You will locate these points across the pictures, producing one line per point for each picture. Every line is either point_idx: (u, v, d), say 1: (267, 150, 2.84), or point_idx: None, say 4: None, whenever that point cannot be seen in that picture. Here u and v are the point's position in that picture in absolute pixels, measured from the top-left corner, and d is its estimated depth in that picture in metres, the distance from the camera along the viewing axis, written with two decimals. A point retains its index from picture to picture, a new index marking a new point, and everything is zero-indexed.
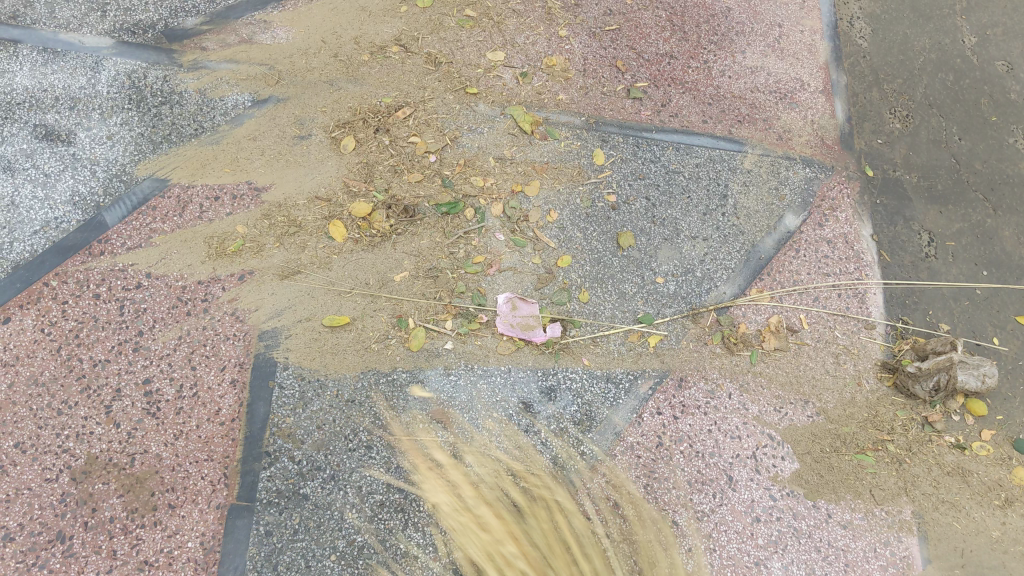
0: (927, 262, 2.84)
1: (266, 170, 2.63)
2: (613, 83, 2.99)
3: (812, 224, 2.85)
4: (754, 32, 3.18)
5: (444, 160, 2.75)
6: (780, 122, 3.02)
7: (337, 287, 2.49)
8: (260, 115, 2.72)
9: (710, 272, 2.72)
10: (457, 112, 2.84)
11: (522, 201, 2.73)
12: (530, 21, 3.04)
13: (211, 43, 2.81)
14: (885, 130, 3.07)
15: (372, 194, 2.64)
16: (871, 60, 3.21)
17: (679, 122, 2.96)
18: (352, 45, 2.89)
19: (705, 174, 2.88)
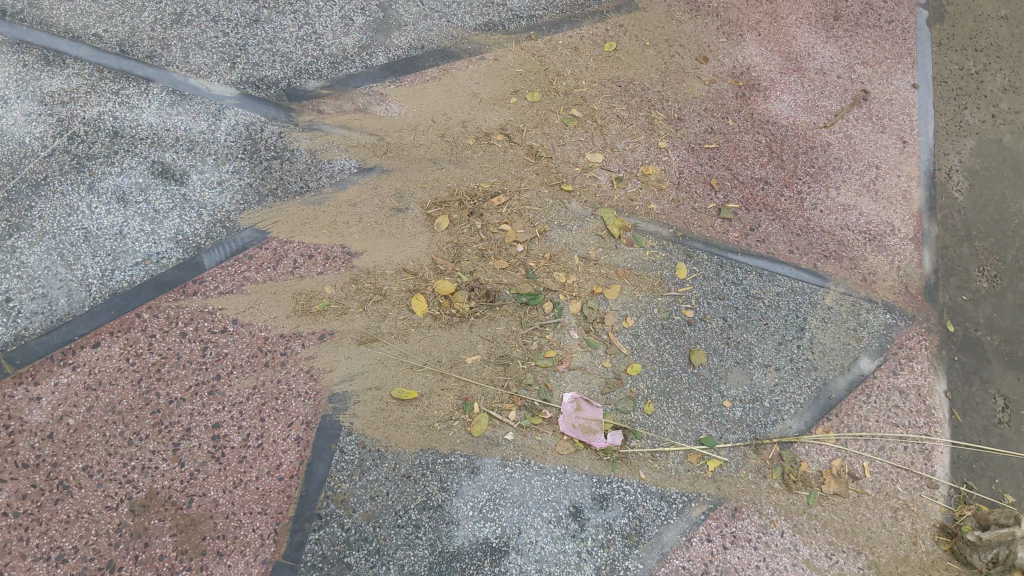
0: (999, 428, 2.82)
1: (363, 237, 2.72)
2: (706, 200, 3.03)
3: (886, 371, 2.84)
4: (850, 170, 3.20)
5: (530, 252, 2.81)
6: (865, 262, 3.03)
7: (410, 363, 2.54)
8: (363, 182, 2.83)
9: (778, 403, 2.71)
10: (544, 207, 2.91)
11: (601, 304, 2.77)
12: (632, 128, 3.13)
13: (327, 107, 2.94)
14: (971, 286, 3.07)
15: (457, 274, 2.70)
16: (964, 214, 3.22)
17: (765, 248, 2.98)
18: (459, 128, 3.00)
19: (785, 304, 2.89)
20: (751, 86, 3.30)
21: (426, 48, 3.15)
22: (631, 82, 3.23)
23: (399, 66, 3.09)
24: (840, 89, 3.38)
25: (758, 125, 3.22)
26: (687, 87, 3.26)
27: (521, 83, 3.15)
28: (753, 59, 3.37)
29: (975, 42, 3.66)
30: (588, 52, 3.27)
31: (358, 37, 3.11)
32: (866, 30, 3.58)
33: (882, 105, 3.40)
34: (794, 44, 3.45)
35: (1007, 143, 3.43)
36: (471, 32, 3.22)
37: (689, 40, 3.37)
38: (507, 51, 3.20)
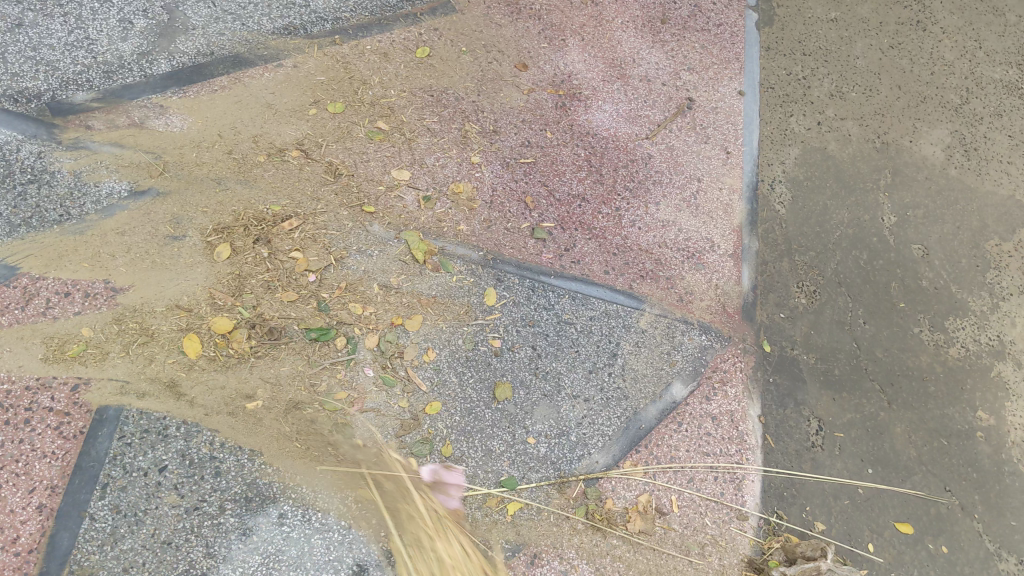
0: (812, 452, 2.80)
1: (129, 270, 2.47)
2: (519, 220, 2.89)
3: (698, 396, 2.77)
4: (671, 184, 3.12)
5: (324, 281, 2.60)
6: (683, 282, 2.95)
7: (180, 412, 2.34)
8: (134, 207, 2.56)
9: (585, 437, 2.61)
10: (338, 234, 2.69)
11: (402, 337, 2.59)
12: (443, 142, 2.93)
13: (97, 122, 2.66)
14: (790, 304, 3.03)
15: (237, 309, 2.49)
16: (786, 227, 3.17)
17: (579, 269, 2.87)
18: (249, 144, 2.75)
19: (597, 329, 2.79)
20: (572, 95, 3.17)
21: (216, 54, 2.87)
22: (444, 91, 3.03)
23: (184, 75, 2.80)
24: (664, 97, 3.28)
25: (578, 137, 3.10)
26: (504, 97, 3.08)
27: (322, 93, 2.90)
28: (576, 65, 3.24)
29: (804, 46, 3.60)
30: (399, 59, 3.04)
31: (137, 43, 2.81)
32: (694, 34, 3.48)
33: (707, 114, 3.31)
34: (619, 49, 3.33)
35: (832, 151, 3.39)
36: (268, 37, 2.96)
37: (509, 46, 3.20)
38: (308, 58, 2.95)
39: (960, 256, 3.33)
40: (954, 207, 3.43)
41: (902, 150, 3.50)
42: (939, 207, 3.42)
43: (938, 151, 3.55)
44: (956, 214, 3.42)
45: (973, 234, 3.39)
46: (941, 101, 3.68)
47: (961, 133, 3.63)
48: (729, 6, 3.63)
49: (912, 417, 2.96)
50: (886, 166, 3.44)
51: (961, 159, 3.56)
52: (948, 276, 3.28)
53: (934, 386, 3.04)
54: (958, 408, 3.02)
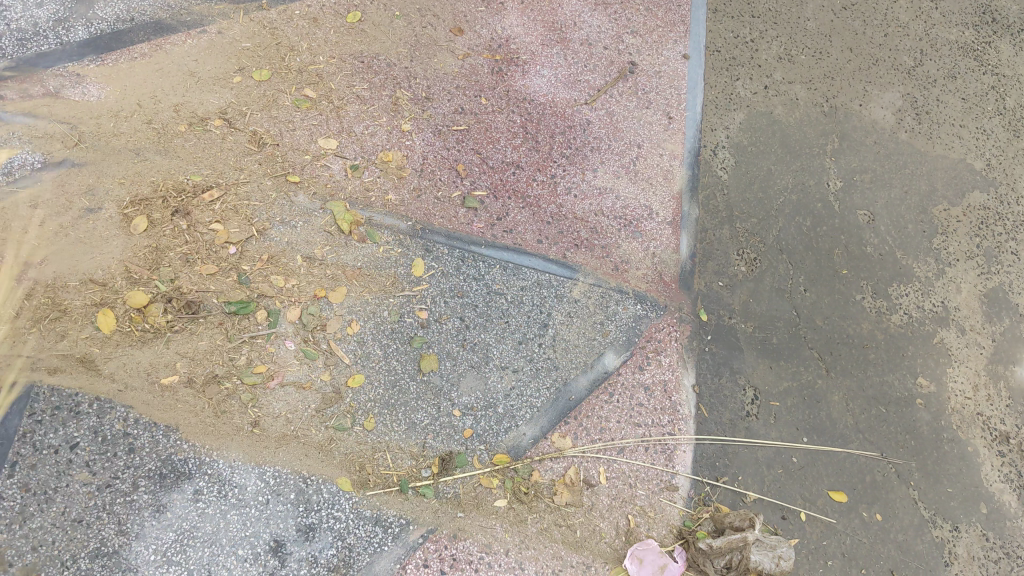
0: (746, 422, 2.77)
1: (42, 243, 2.43)
2: (450, 189, 2.83)
3: (630, 366, 2.74)
4: (609, 150, 3.06)
5: (245, 254, 2.56)
6: (618, 250, 2.91)
7: (93, 389, 2.32)
8: (48, 180, 2.50)
9: (513, 408, 2.58)
10: (258, 206, 2.63)
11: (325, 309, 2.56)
12: (373, 109, 2.87)
13: (10, 92, 2.59)
14: (728, 271, 2.98)
15: (154, 283, 2.44)
16: (727, 193, 3.12)
17: (511, 239, 2.82)
18: (170, 112, 2.68)
19: (528, 299, 2.75)
20: (509, 60, 3.10)
21: (136, 21, 2.79)
22: (375, 57, 2.96)
23: (102, 42, 2.72)
24: (605, 61, 3.21)
25: (513, 103, 3.03)
26: (437, 63, 3.02)
27: (248, 59, 2.82)
28: (514, 29, 3.16)
29: (753, 8, 3.52)
30: (328, 24, 2.96)
31: (52, 9, 2.72)
32: None
33: (649, 78, 3.24)
34: (560, 12, 3.25)
35: (777, 116, 3.33)
36: (192, 2, 2.87)
37: (445, 9, 3.11)
38: (233, 23, 2.87)
39: (906, 222, 3.29)
40: (901, 172, 3.39)
41: (851, 113, 3.45)
42: (887, 172, 3.37)
43: (889, 114, 3.50)
44: (904, 178, 3.38)
45: (921, 199, 3.35)
46: (893, 63, 3.62)
47: (912, 95, 3.57)
48: None
49: (850, 384, 2.94)
50: (834, 130, 3.38)
51: (911, 122, 3.51)
52: (893, 242, 3.24)
53: (874, 353, 3.01)
54: (898, 375, 2.99)
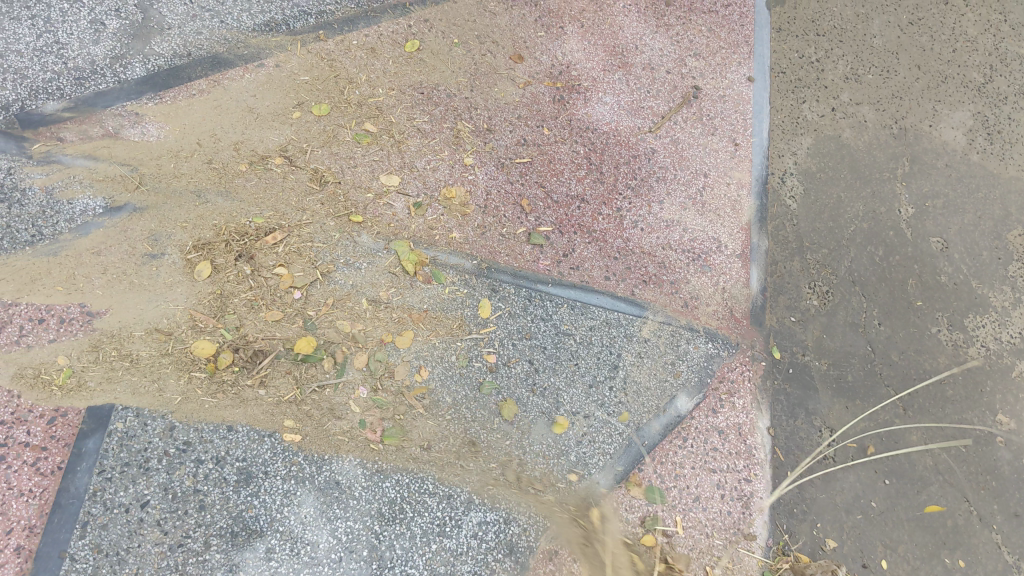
0: (822, 465, 2.70)
1: (106, 292, 2.37)
2: (516, 225, 2.76)
3: (704, 409, 2.66)
4: (676, 180, 2.96)
5: (310, 298, 2.49)
6: (688, 285, 2.82)
7: (161, 444, 2.25)
8: (110, 225, 2.45)
9: (586, 456, 2.51)
10: (320, 249, 2.56)
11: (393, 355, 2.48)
12: (434, 143, 2.79)
13: (69, 133, 2.54)
14: (801, 306, 2.89)
15: (220, 331, 2.38)
16: (797, 223, 3.01)
17: (578, 276, 2.74)
18: (230, 151, 2.61)
19: (598, 339, 2.66)
20: (571, 88, 3.01)
21: (193, 55, 2.72)
22: (435, 87, 2.87)
23: (160, 79, 2.66)
24: (668, 86, 3.11)
25: (576, 133, 2.95)
26: (498, 92, 2.93)
27: (306, 93, 2.75)
28: (575, 55, 3.07)
29: (818, 26, 3.40)
30: (386, 54, 2.87)
31: (109, 45, 2.65)
32: (701, 15, 3.28)
33: (714, 102, 3.14)
34: (620, 36, 3.15)
35: (846, 139, 3.22)
36: (248, 35, 2.78)
37: (504, 36, 3.02)
38: (291, 55, 2.79)
39: (981, 249, 3.18)
40: (975, 196, 3.27)
41: (921, 135, 3.33)
42: (960, 196, 3.26)
43: (960, 135, 3.38)
44: (977, 202, 3.26)
45: (995, 224, 3.24)
46: (963, 80, 3.49)
47: (983, 114, 3.46)
48: None
49: (928, 423, 2.84)
50: (904, 154, 3.27)
51: (983, 143, 3.39)
52: (968, 271, 3.13)
53: (952, 390, 2.91)
54: (977, 412, 2.89)
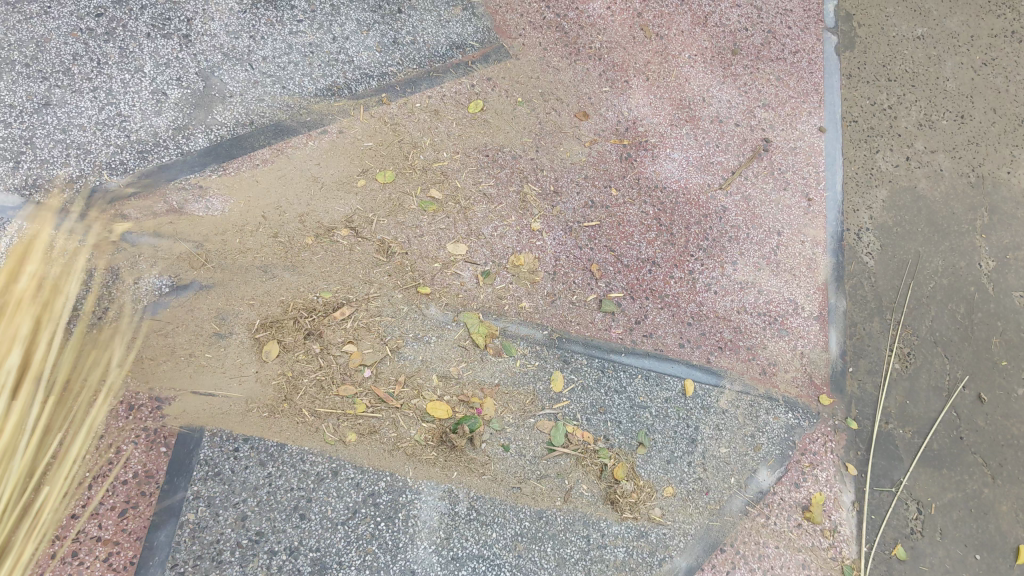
0: (911, 540, 2.58)
1: (176, 376, 2.33)
2: (587, 292, 2.67)
3: (786, 484, 2.56)
4: (749, 239, 2.86)
5: (380, 376, 2.42)
6: (765, 351, 2.72)
7: (233, 535, 2.19)
8: (177, 304, 2.40)
9: (666, 538, 2.43)
10: (388, 325, 2.49)
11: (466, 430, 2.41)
12: (501, 208, 2.73)
13: (134, 210, 2.49)
14: (882, 370, 2.78)
15: (290, 415, 2.33)
16: (875, 281, 2.90)
17: (651, 345, 2.65)
18: (295, 224, 2.55)
19: (674, 412, 2.57)
20: (638, 144, 2.93)
21: (256, 124, 2.67)
22: (500, 149, 2.81)
23: (223, 148, 2.61)
24: (737, 140, 3.02)
25: (645, 193, 2.86)
26: (564, 152, 2.86)
27: (371, 160, 2.69)
28: (641, 110, 2.99)
29: (888, 70, 3.31)
30: (450, 115, 2.82)
31: (171, 116, 2.61)
32: (768, 64, 3.18)
33: (785, 155, 3.04)
34: (687, 88, 3.06)
35: (922, 190, 3.11)
36: (310, 100, 2.74)
37: (568, 93, 2.95)
38: (354, 120, 2.74)
39: None
40: None
41: (999, 183, 3.21)
42: None
43: None
44: None
45: None
46: None
47: None
48: (805, 30, 3.30)
49: (1020, 492, 2.70)
50: (982, 204, 3.15)
51: None
52: None
53: None
54: None
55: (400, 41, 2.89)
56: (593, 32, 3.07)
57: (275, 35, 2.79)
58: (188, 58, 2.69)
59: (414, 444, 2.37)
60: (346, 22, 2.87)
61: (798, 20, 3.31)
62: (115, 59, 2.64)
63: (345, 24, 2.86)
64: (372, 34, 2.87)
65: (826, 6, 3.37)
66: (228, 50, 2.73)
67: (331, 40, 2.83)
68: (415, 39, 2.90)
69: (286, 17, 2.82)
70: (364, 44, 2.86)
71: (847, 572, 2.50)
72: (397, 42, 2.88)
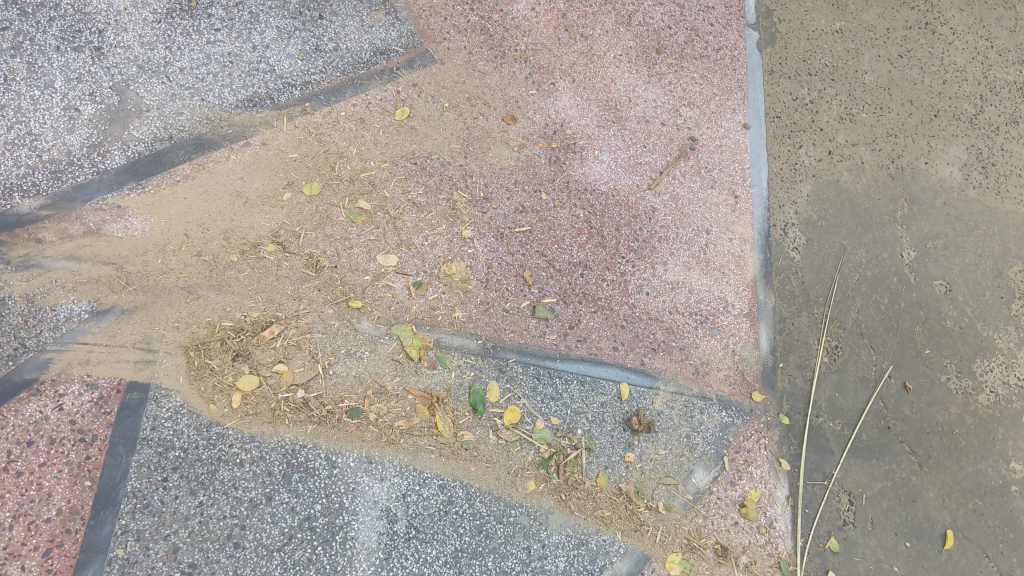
0: (843, 531, 2.67)
1: (99, 405, 2.26)
2: (520, 298, 2.67)
3: (722, 483, 2.61)
4: (678, 239, 2.89)
5: (312, 395, 2.38)
6: (697, 350, 2.76)
7: (165, 569, 2.15)
8: (99, 330, 2.34)
9: (606, 543, 2.47)
10: (319, 342, 2.45)
11: (402, 447, 2.40)
12: (431, 217, 2.70)
13: (48, 234, 2.40)
14: (811, 364, 2.84)
15: (221, 441, 2.29)
16: (802, 276, 2.96)
17: (586, 349, 2.66)
18: (219, 241, 2.49)
19: (610, 417, 2.60)
20: (566, 147, 2.93)
21: (175, 138, 2.58)
22: (428, 157, 2.78)
23: (139, 164, 2.52)
24: (665, 139, 3.03)
25: (574, 196, 2.86)
26: (493, 157, 2.84)
27: (296, 172, 2.63)
28: (568, 112, 2.98)
29: (809, 65, 3.36)
30: (376, 124, 2.78)
31: (85, 133, 2.51)
32: (693, 61, 3.19)
33: (711, 154, 3.06)
34: (613, 89, 3.06)
35: (845, 184, 3.17)
36: (231, 112, 2.65)
37: (495, 96, 2.93)
38: (277, 132, 2.67)
39: (983, 289, 3.16)
40: (974, 234, 3.25)
41: (918, 173, 3.29)
42: (960, 235, 3.23)
43: (956, 170, 3.36)
44: (977, 240, 3.24)
45: (996, 262, 3.23)
46: (955, 113, 3.48)
47: (977, 147, 3.44)
48: (728, 27, 3.31)
49: (945, 478, 2.81)
50: (902, 195, 3.23)
51: (979, 177, 3.38)
52: (972, 313, 3.10)
53: (965, 441, 2.88)
54: (991, 463, 2.88)
55: (322, 48, 2.82)
56: (519, 34, 3.05)
57: (193, 45, 2.69)
58: (101, 72, 2.59)
59: (350, 464, 2.35)
60: (265, 30, 2.78)
61: (720, 17, 3.32)
62: (23, 74, 2.52)
63: (265, 31, 2.78)
64: (293, 41, 2.80)
65: (748, 2, 3.40)
66: (143, 61, 2.64)
67: (251, 49, 2.74)
68: (337, 46, 2.84)
69: (203, 26, 2.73)
70: (285, 52, 2.78)
71: (784, 567, 2.59)
72: (319, 49, 2.81)
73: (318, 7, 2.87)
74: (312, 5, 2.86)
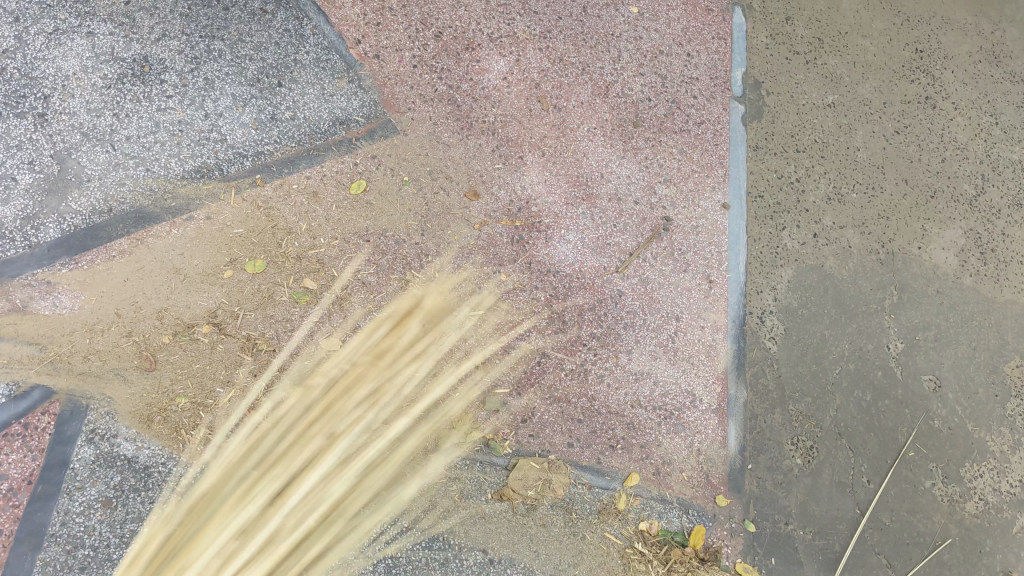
0: None
1: (6, 498, 2.15)
2: (470, 387, 2.52)
3: None
4: (645, 326, 2.73)
5: (243, 481, 2.32)
6: (659, 449, 2.59)
7: None
8: (15, 416, 2.24)
9: None
10: (247, 435, 2.34)
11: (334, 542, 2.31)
12: (380, 297, 2.56)
13: None
14: (783, 466, 2.67)
15: (149, 536, 2.21)
16: (778, 369, 2.79)
17: (538, 446, 2.50)
18: (152, 321, 2.37)
19: (560, 519, 2.46)
20: (531, 226, 2.79)
21: (115, 211, 2.48)
22: (383, 234, 2.64)
23: (75, 238, 2.42)
24: (637, 219, 2.90)
25: (536, 278, 2.72)
26: (451, 235, 2.70)
27: (239, 248, 2.51)
28: (536, 188, 2.86)
29: (797, 141, 3.22)
30: (330, 197, 2.65)
31: (21, 205, 2.42)
32: (671, 136, 3.07)
33: (686, 235, 2.92)
34: (585, 164, 2.94)
35: (829, 269, 3.01)
36: (177, 183, 2.55)
37: (459, 170, 2.81)
38: (224, 205, 2.56)
39: (976, 386, 2.98)
40: (968, 325, 3.08)
41: (910, 259, 3.13)
42: (952, 326, 3.05)
43: (951, 256, 3.19)
44: (971, 332, 3.06)
45: (990, 355, 3.05)
46: (953, 194, 3.33)
47: (975, 232, 3.28)
48: (712, 99, 3.19)
49: None
50: (892, 281, 3.06)
51: (976, 264, 3.21)
52: (963, 412, 2.91)
53: (948, 553, 2.72)
54: None
55: (278, 117, 2.72)
56: (488, 105, 2.93)
57: (142, 112, 2.60)
58: (43, 139, 2.49)
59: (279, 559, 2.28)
60: (220, 97, 2.68)
61: (704, 89, 3.20)
62: None
63: (219, 99, 2.68)
64: (248, 110, 2.69)
65: (734, 73, 3.27)
66: (88, 129, 2.54)
67: (203, 117, 2.64)
68: (294, 115, 2.74)
69: (155, 92, 2.63)
70: (239, 120, 2.67)
71: None
72: (275, 118, 2.71)
73: (277, 74, 2.77)
74: (271, 72, 2.77)
